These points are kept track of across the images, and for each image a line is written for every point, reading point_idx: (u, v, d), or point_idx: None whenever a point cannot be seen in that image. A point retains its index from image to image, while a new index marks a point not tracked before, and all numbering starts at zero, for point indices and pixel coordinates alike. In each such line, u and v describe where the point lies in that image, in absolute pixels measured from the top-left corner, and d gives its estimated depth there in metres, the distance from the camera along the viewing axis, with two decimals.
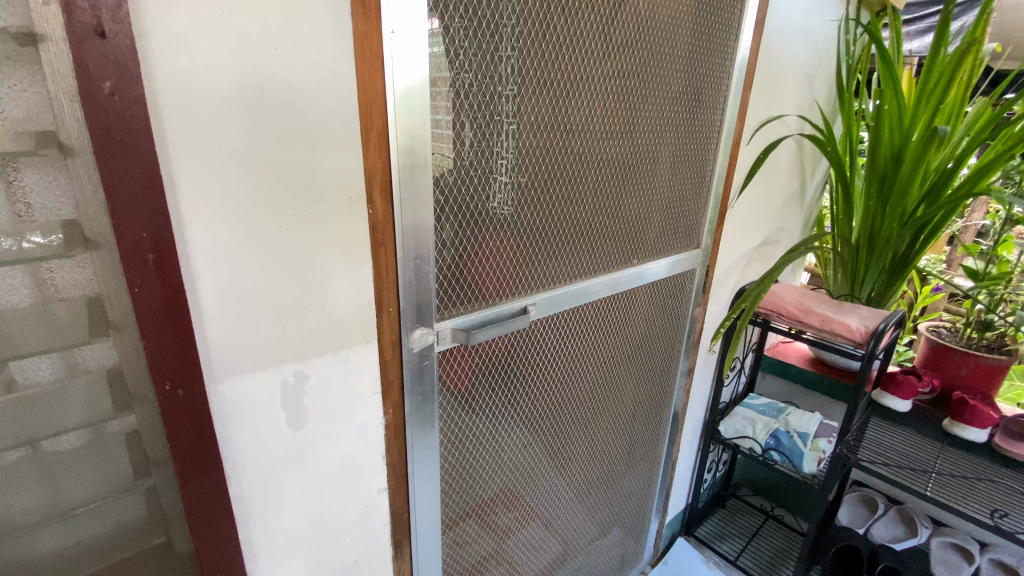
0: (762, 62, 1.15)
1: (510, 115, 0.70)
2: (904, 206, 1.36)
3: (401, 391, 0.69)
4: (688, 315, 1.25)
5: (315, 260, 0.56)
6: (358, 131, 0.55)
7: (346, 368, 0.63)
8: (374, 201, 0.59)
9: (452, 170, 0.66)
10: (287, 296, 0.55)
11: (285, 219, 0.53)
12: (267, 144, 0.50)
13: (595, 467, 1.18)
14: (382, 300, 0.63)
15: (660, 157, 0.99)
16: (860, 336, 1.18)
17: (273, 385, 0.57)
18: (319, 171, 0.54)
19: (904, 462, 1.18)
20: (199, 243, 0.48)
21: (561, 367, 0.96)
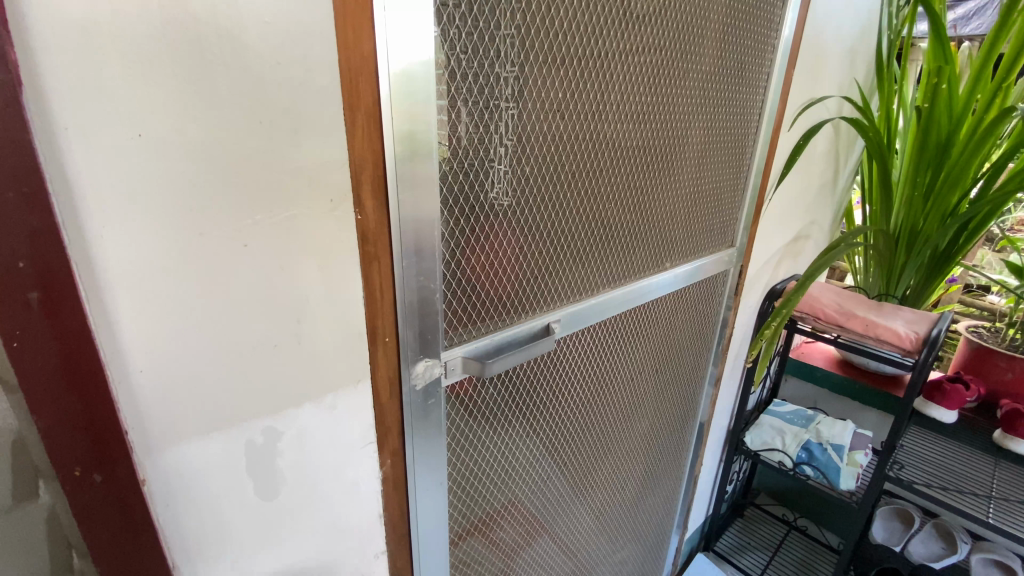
0: (808, 37, 1.01)
1: (519, 93, 0.55)
2: (948, 201, 1.22)
3: (401, 437, 0.56)
4: (719, 317, 1.13)
5: (288, 284, 0.42)
6: (342, 109, 0.41)
7: (332, 418, 0.49)
8: (365, 203, 0.45)
9: (459, 161, 0.52)
10: (249, 334, 0.41)
11: (240, 231, 0.39)
12: (212, 128, 0.35)
13: (618, 492, 1.06)
14: (377, 329, 0.50)
15: (694, 144, 0.85)
16: (910, 344, 1.06)
17: (234, 448, 0.44)
18: (285, 164, 0.39)
19: (956, 480, 1.09)
20: (114, 274, 0.34)
21: (586, 390, 0.83)
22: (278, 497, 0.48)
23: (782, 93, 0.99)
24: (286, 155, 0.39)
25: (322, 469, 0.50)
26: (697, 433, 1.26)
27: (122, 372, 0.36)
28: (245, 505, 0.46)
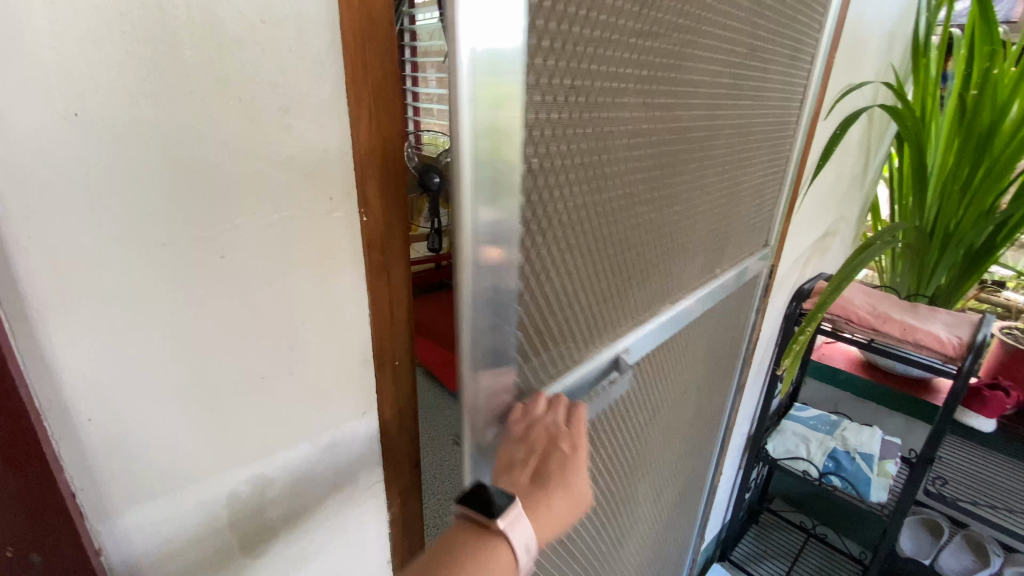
0: (852, 18, 0.92)
1: (594, 68, 0.41)
2: (986, 198, 1.12)
3: (413, 473, 0.48)
4: (749, 323, 1.05)
5: (277, 306, 0.34)
6: (345, 84, 0.33)
7: (333, 459, 0.41)
8: (374, 205, 0.36)
9: (529, 160, 0.39)
10: (229, 366, 0.33)
11: (216, 240, 0.30)
12: (170, 107, 0.27)
13: (654, 527, 0.97)
14: (387, 356, 0.41)
15: (753, 133, 0.73)
16: (953, 351, 0.99)
17: (212, 504, 0.36)
18: (275, 154, 0.31)
19: (1003, 497, 1.05)
20: (46, 296, 0.26)
21: (636, 428, 0.72)
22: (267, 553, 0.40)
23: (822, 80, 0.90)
24: (271, 146, 0.31)
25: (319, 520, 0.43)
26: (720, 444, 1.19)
27: (65, 420, 0.28)
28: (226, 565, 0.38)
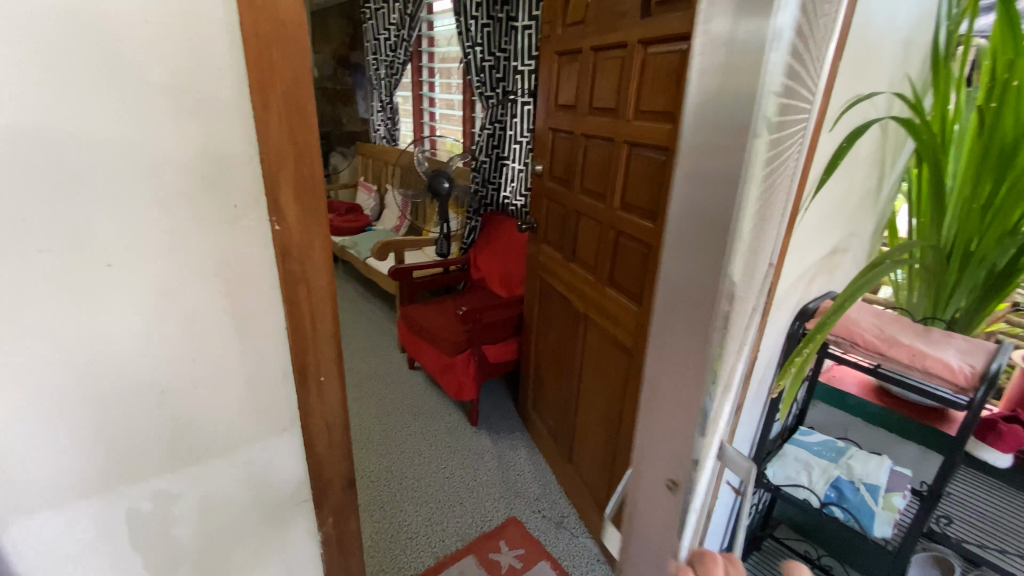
0: (859, 26, 0.87)
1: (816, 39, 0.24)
2: (1009, 218, 1.04)
3: (323, 414, 0.62)
4: None
5: (176, 264, 0.48)
6: (254, 120, 0.47)
7: (228, 384, 0.55)
8: (295, 206, 0.51)
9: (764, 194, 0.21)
10: (138, 304, 0.47)
11: (125, 212, 0.44)
12: (87, 126, 0.41)
13: None
14: (315, 317, 0.56)
15: None
16: (965, 381, 0.92)
17: (129, 403, 0.50)
18: (179, 161, 0.45)
19: (1008, 540, 0.99)
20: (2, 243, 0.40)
21: None
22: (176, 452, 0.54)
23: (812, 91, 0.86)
24: (177, 156, 0.45)
25: (223, 429, 0.56)
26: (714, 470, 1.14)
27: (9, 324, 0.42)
28: (134, 453, 0.51)
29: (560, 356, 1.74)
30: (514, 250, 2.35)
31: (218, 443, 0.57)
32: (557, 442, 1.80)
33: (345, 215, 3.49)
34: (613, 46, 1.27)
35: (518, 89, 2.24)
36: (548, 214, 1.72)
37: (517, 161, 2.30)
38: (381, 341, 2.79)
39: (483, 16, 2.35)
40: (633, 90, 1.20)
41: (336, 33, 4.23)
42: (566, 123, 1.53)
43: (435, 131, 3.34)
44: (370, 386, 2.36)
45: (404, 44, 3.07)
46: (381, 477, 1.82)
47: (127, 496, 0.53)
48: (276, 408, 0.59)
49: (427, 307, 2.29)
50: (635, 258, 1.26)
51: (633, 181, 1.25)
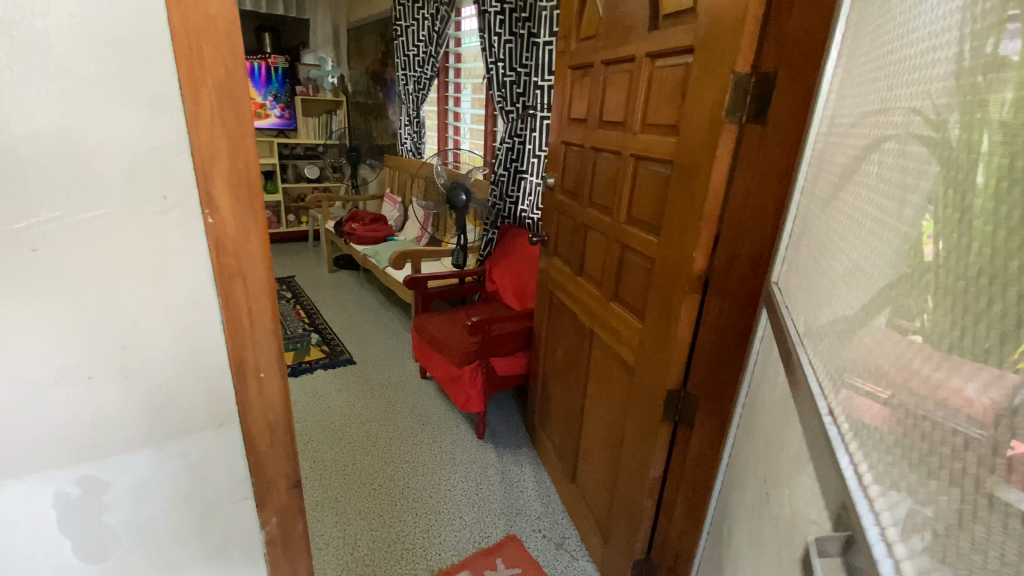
0: None
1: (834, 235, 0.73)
2: None
3: (269, 412, 0.63)
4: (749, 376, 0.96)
5: (109, 253, 0.50)
6: (186, 121, 0.49)
7: (164, 370, 0.56)
8: (239, 201, 0.53)
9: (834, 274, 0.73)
10: (68, 291, 0.49)
11: (52, 203, 0.46)
12: (9, 116, 0.43)
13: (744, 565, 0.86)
14: (252, 310, 0.58)
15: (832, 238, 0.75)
16: None
17: (59, 383, 0.51)
18: (111, 156, 0.47)
19: None
20: None
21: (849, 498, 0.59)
22: (113, 438, 0.55)
23: (810, 100, 0.83)
24: (101, 150, 0.47)
25: (157, 422, 0.57)
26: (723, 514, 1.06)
27: None
28: (68, 436, 0.53)
29: (567, 372, 1.71)
30: (528, 263, 2.34)
31: (159, 432, 0.58)
32: (562, 459, 1.76)
33: (369, 225, 3.57)
34: (622, 58, 1.26)
35: (537, 104, 2.29)
36: (560, 228, 1.71)
37: (535, 175, 2.38)
38: (395, 349, 2.82)
39: (506, 33, 2.38)
40: (640, 103, 1.19)
41: (371, 50, 4.39)
42: (577, 136, 1.53)
43: (459, 144, 3.39)
44: (381, 395, 2.37)
45: (431, 61, 3.17)
46: (383, 486, 1.82)
47: (57, 479, 0.54)
48: (226, 400, 0.60)
49: (440, 318, 2.30)
50: (638, 273, 1.23)
51: (638, 194, 1.23)
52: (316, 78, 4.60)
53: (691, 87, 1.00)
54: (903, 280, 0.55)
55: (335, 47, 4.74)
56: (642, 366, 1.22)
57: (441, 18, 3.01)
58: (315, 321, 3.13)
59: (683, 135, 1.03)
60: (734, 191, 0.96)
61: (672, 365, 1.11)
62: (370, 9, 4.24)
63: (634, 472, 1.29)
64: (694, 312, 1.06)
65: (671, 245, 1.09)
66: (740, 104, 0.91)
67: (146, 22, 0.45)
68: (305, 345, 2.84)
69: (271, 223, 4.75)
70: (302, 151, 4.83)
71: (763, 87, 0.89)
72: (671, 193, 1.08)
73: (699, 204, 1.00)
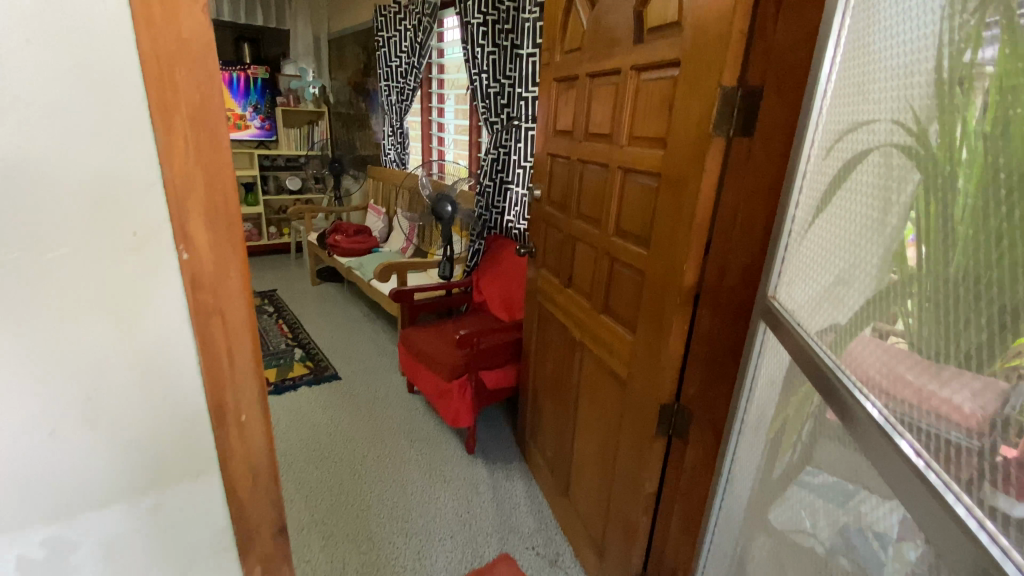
0: None
1: (826, 245, 0.76)
2: None
3: (251, 453, 0.60)
4: (743, 395, 0.95)
5: (76, 291, 0.47)
6: (158, 152, 0.46)
7: (134, 414, 0.52)
8: (217, 232, 0.50)
9: (832, 281, 0.74)
10: (29, 335, 0.46)
11: (12, 241, 0.43)
12: None
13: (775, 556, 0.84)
14: (231, 349, 0.55)
15: (820, 247, 0.78)
16: None
17: (20, 432, 0.47)
18: (77, 190, 0.44)
19: None
20: None
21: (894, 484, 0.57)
22: (81, 484, 0.52)
23: (797, 114, 0.83)
24: (66, 183, 0.44)
25: (127, 468, 0.54)
26: (721, 529, 1.05)
27: None
28: (26, 486, 0.49)
29: (558, 385, 1.69)
30: (516, 274, 2.33)
31: (133, 477, 0.54)
32: (554, 473, 1.73)
33: (353, 237, 3.52)
34: (608, 71, 1.26)
35: (521, 115, 2.28)
36: (548, 239, 1.70)
37: (521, 185, 2.37)
38: (382, 363, 2.77)
39: (489, 44, 2.38)
40: (626, 115, 1.19)
41: (353, 60, 4.35)
42: (564, 148, 1.52)
43: (443, 155, 3.37)
44: (368, 411, 2.32)
45: (414, 71, 3.15)
46: (371, 508, 1.77)
47: (17, 536, 0.50)
48: (202, 440, 0.57)
49: (428, 332, 2.27)
50: (628, 285, 1.23)
51: (626, 207, 1.22)
52: (297, 89, 4.56)
53: (678, 100, 1.00)
54: (916, 280, 0.58)
55: (316, 57, 4.69)
56: (634, 380, 1.21)
57: (423, 29, 3.00)
58: (299, 335, 3.07)
59: (671, 149, 1.03)
60: (723, 204, 0.96)
61: (665, 379, 1.10)
62: (351, 19, 4.21)
63: (629, 487, 1.27)
64: (685, 326, 1.05)
65: (661, 259, 1.08)
66: (728, 117, 0.91)
67: (111, 45, 0.42)
68: (289, 360, 2.78)
69: (252, 235, 4.66)
70: (282, 163, 4.72)
71: (751, 101, 0.89)
72: (660, 206, 1.07)
73: (688, 218, 0.99)
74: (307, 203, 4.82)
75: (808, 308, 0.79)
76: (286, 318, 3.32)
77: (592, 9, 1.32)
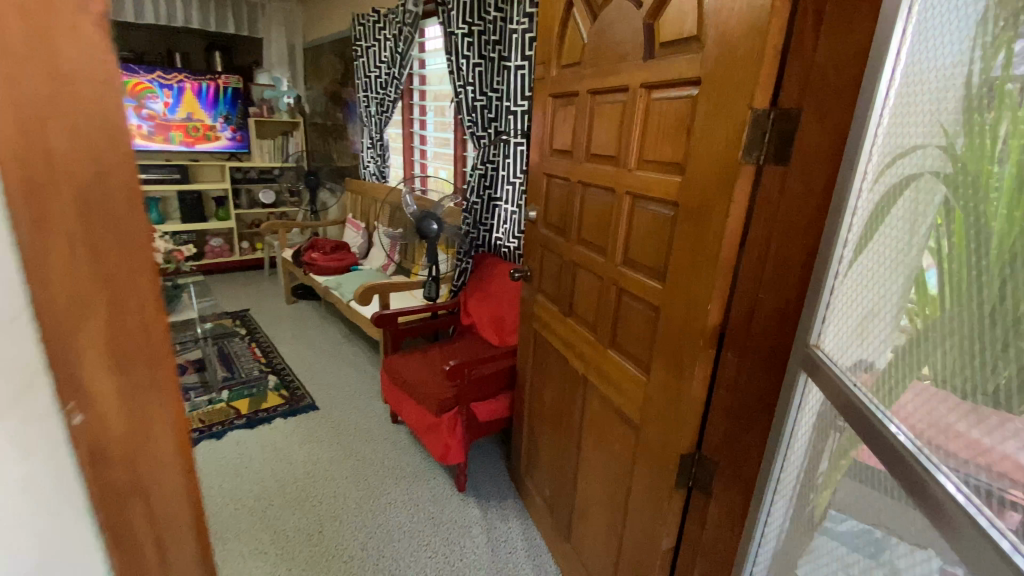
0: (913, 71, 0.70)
1: (857, 279, 0.74)
2: None
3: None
4: (785, 453, 0.85)
5: None
6: (34, 225, 0.32)
7: None
8: (138, 337, 0.37)
9: (867, 316, 0.72)
10: None
11: None
12: None
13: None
14: (153, 469, 0.41)
15: (849, 280, 0.75)
16: None
17: None
18: None
19: None
20: None
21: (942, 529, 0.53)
22: None
23: (841, 140, 0.74)
24: None
25: None
26: None
27: None
28: None
29: (557, 420, 1.57)
30: (506, 296, 2.21)
31: None
32: (554, 514, 1.61)
33: (331, 254, 3.35)
34: (613, 88, 1.16)
35: (510, 129, 2.18)
36: (544, 264, 1.59)
37: (510, 203, 2.25)
38: (363, 390, 2.62)
39: (475, 56, 2.29)
40: (635, 136, 1.09)
41: (330, 70, 4.20)
42: (561, 168, 1.42)
43: (426, 169, 3.24)
44: (349, 446, 2.17)
45: (395, 83, 3.02)
46: (354, 558, 1.62)
47: None
48: None
49: (413, 359, 2.13)
50: (639, 321, 1.12)
51: (635, 235, 1.12)
52: (271, 99, 4.38)
53: (699, 121, 0.91)
54: (959, 315, 0.57)
55: (290, 66, 4.51)
56: (648, 425, 1.10)
57: (404, 39, 2.87)
58: (273, 361, 2.88)
59: (690, 176, 0.93)
60: (750, 238, 0.86)
61: (684, 428, 1.00)
62: (327, 27, 4.06)
63: (642, 541, 1.16)
64: (708, 370, 0.95)
65: (679, 294, 0.97)
66: (758, 143, 0.82)
67: None
68: (263, 390, 2.59)
69: (223, 251, 4.44)
70: (256, 175, 4.46)
71: (785, 125, 0.79)
72: (676, 237, 0.98)
73: (712, 252, 0.89)
74: (282, 217, 4.62)
75: (837, 344, 0.76)
76: (259, 341, 3.13)
77: (593, 22, 1.23)
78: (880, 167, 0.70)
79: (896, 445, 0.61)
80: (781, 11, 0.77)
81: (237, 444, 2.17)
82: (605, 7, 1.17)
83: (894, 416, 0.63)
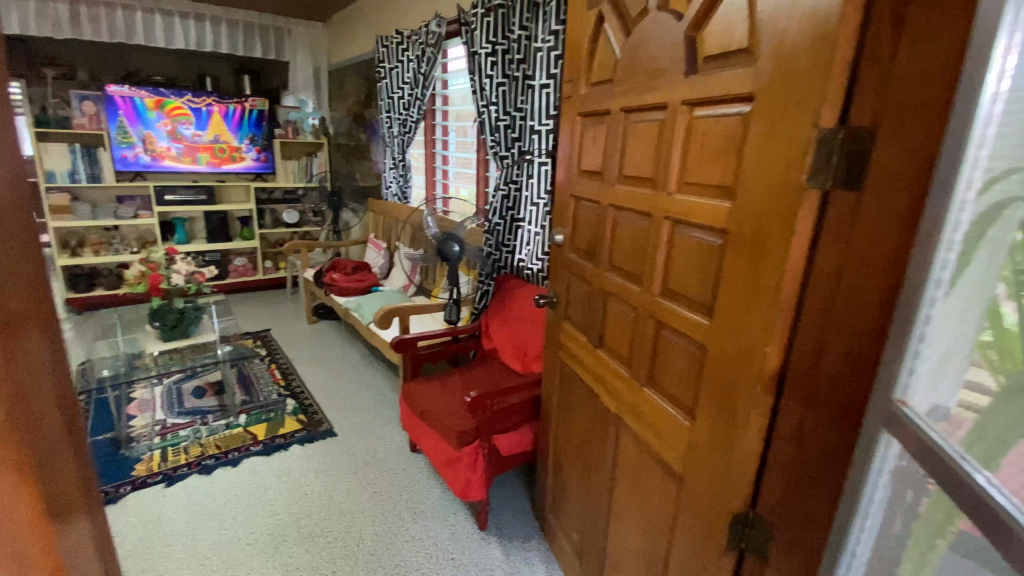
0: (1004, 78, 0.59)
1: (957, 315, 0.62)
2: None
3: None
4: (863, 515, 0.73)
5: None
6: None
7: None
8: None
9: (983, 366, 0.59)
10: None
11: None
12: None
13: None
14: None
15: (946, 318, 0.63)
16: None
17: None
18: None
19: None
20: None
21: None
22: None
23: (928, 163, 0.63)
24: None
25: None
26: None
27: None
28: None
29: (585, 459, 1.46)
30: (529, 320, 2.11)
31: None
32: (582, 561, 1.49)
33: (351, 274, 3.32)
34: (649, 106, 1.08)
35: (534, 149, 2.11)
36: (571, 290, 1.49)
37: (534, 224, 2.18)
38: (381, 416, 2.54)
39: (498, 75, 2.24)
40: (675, 158, 1.00)
41: (354, 91, 4.23)
42: (591, 190, 1.33)
43: (448, 189, 3.21)
44: (366, 476, 2.09)
45: (417, 104, 3.01)
46: None
47: None
48: None
49: (432, 387, 2.05)
50: (681, 359, 1.02)
51: (676, 265, 1.02)
52: (296, 121, 4.45)
53: (753, 144, 0.82)
54: None
55: (315, 87, 4.57)
56: (692, 475, 1.00)
57: (427, 59, 2.85)
58: (292, 384, 2.84)
59: (744, 203, 0.83)
60: (813, 273, 0.77)
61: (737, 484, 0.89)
62: (352, 50, 4.10)
63: None
64: (765, 419, 0.85)
65: (729, 333, 0.88)
66: (824, 167, 0.73)
67: None
68: (281, 414, 2.54)
69: (247, 271, 4.47)
70: (279, 196, 4.51)
71: (856, 146, 0.70)
72: (725, 270, 0.88)
73: (770, 289, 0.80)
74: (305, 237, 4.65)
75: (933, 393, 0.64)
76: (279, 363, 3.10)
77: (627, 36, 1.15)
78: (979, 183, 0.58)
79: (997, 518, 0.50)
80: (849, 21, 0.68)
81: (252, 472, 2.12)
82: (640, 21, 1.10)
83: (995, 483, 0.52)
